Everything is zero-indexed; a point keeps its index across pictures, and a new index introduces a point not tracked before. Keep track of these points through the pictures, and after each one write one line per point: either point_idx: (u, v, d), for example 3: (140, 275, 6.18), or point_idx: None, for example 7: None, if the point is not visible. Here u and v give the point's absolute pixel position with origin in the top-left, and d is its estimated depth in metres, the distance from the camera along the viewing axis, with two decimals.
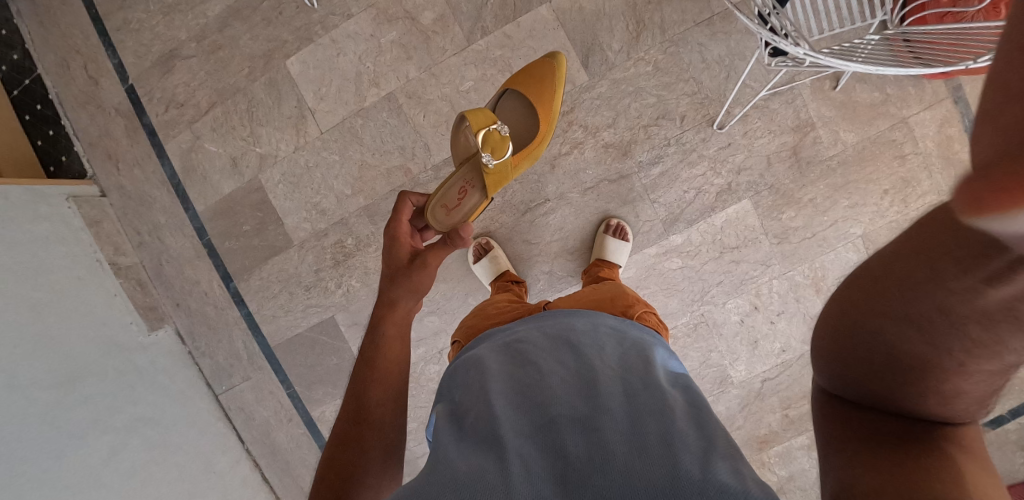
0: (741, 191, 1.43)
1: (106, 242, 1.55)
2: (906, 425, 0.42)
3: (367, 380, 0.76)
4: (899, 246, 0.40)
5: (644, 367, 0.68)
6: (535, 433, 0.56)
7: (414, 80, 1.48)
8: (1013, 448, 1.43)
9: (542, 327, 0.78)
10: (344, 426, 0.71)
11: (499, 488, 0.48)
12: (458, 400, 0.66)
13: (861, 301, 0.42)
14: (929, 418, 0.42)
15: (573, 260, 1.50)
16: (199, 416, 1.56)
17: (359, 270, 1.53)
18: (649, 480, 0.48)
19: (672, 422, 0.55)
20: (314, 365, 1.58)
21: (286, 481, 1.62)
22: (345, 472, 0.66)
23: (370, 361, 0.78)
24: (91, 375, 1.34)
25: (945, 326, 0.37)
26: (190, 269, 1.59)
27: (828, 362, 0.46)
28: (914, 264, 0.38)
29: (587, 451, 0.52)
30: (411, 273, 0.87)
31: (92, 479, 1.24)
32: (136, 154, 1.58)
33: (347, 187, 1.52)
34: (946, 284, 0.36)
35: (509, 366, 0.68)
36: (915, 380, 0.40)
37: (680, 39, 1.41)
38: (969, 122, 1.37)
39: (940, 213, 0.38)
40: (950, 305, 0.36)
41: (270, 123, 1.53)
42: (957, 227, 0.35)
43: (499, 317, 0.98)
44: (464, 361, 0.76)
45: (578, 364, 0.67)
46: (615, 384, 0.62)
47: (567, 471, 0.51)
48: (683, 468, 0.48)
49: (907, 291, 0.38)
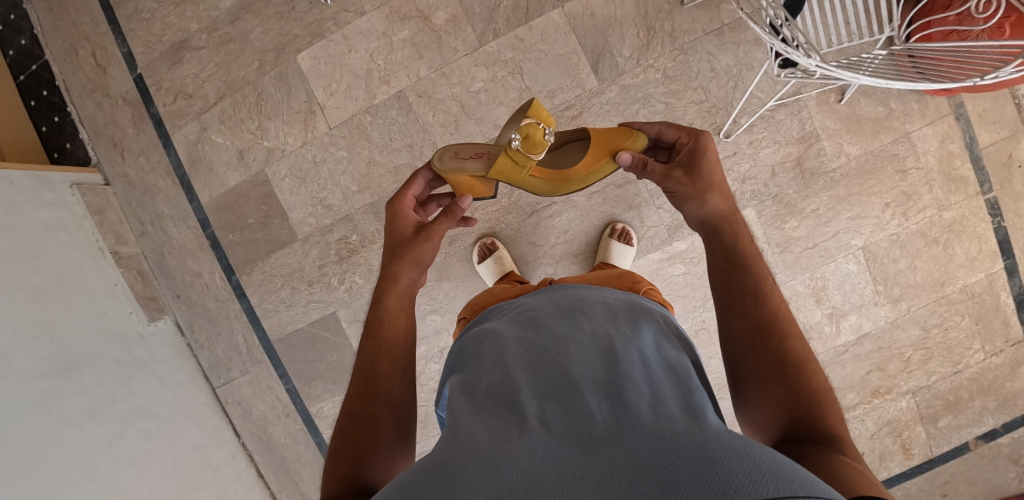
0: (745, 199, 1.45)
1: (108, 231, 1.53)
2: (810, 433, 0.59)
3: (373, 354, 0.74)
4: (743, 311, 0.69)
5: (660, 338, 0.68)
6: (555, 395, 0.57)
7: (425, 79, 1.48)
8: (1006, 462, 1.44)
9: (554, 298, 0.79)
10: (354, 400, 0.71)
11: (523, 453, 0.48)
12: (473, 368, 0.67)
13: (740, 348, 0.68)
14: (822, 425, 0.59)
15: (577, 262, 1.50)
16: (196, 410, 1.54)
17: (363, 267, 1.53)
18: (679, 439, 0.48)
19: (691, 397, 0.56)
20: (314, 361, 1.57)
21: (281, 477, 1.60)
22: (358, 444, 0.67)
23: (374, 334, 0.76)
24: (89, 364, 1.33)
25: (767, 350, 0.66)
26: (192, 260, 1.58)
27: (750, 398, 0.65)
28: (739, 318, 0.69)
29: (610, 415, 0.52)
30: (412, 247, 0.83)
31: (88, 469, 1.23)
32: (142, 143, 1.57)
33: (354, 184, 1.52)
34: (743, 321, 0.69)
35: (523, 332, 0.69)
36: (787, 394, 0.62)
37: (690, 47, 1.43)
38: (969, 139, 1.40)
39: (744, 289, 0.70)
40: (756, 333, 0.67)
41: (278, 117, 1.53)
42: (738, 295, 0.70)
43: (506, 294, 0.99)
44: (477, 333, 0.77)
45: (594, 329, 0.67)
46: (634, 349, 0.63)
47: (593, 430, 0.51)
48: (711, 434, 0.48)
49: (743, 331, 0.68)
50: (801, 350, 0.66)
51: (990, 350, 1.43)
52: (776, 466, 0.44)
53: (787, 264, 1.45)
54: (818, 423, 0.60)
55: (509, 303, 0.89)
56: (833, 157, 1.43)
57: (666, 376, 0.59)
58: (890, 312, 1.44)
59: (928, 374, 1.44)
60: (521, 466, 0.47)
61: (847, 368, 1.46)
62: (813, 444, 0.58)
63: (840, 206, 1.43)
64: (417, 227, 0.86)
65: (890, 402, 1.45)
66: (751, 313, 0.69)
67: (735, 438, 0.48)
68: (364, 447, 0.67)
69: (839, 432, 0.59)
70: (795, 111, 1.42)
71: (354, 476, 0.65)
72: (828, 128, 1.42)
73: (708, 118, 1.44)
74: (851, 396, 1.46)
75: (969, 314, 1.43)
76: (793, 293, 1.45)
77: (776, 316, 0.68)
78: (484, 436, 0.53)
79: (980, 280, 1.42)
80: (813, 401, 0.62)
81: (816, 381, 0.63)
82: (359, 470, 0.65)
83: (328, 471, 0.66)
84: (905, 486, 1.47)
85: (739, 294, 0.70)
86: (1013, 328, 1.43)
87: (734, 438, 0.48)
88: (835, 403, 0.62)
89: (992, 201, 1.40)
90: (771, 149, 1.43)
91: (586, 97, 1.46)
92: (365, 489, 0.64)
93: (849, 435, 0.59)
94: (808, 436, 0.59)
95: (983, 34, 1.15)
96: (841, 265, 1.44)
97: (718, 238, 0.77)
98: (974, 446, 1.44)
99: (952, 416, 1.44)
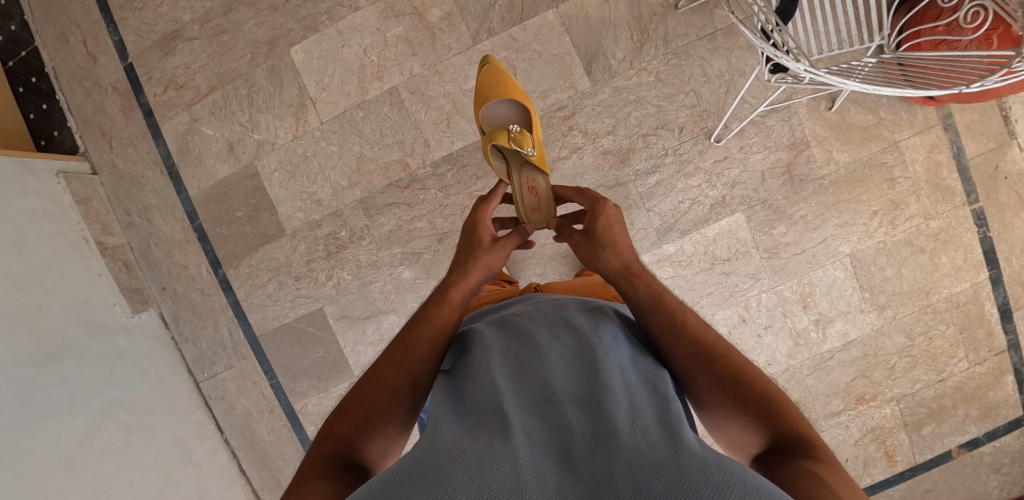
0: (735, 204, 1.44)
1: (94, 221, 1.51)
2: (779, 437, 0.57)
3: (419, 335, 0.71)
4: (669, 348, 0.67)
5: (640, 352, 0.67)
6: (536, 407, 0.56)
7: (418, 76, 1.48)
8: (987, 471, 1.45)
9: (537, 305, 0.78)
10: (383, 369, 0.69)
11: (502, 460, 0.47)
12: (455, 373, 0.66)
13: (686, 380, 0.66)
14: (788, 432, 0.57)
15: (566, 263, 1.50)
16: (179, 404, 1.52)
17: (351, 263, 1.52)
18: (655, 454, 0.47)
19: (671, 408, 0.55)
20: (300, 356, 1.56)
21: (263, 474, 1.58)
22: (365, 412, 0.65)
23: (429, 317, 0.74)
24: (70, 355, 1.31)
25: (706, 373, 0.64)
26: (179, 252, 1.56)
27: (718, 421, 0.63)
28: (671, 357, 0.67)
29: (589, 428, 0.52)
30: (489, 253, 0.84)
31: (66, 461, 1.21)
32: (131, 133, 1.55)
33: (344, 179, 1.52)
34: (673, 357, 0.67)
35: (507, 340, 0.68)
36: (747, 406, 0.60)
37: (683, 52, 1.44)
38: (959, 148, 1.41)
39: (664, 324, 0.69)
40: (689, 363, 0.65)
41: (270, 110, 1.52)
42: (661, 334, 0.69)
43: (492, 296, 0.98)
44: (459, 336, 0.76)
45: (576, 340, 0.66)
46: (614, 361, 0.62)
47: (571, 445, 0.50)
48: (685, 446, 0.47)
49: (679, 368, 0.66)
50: (741, 361, 0.64)
51: (973, 359, 1.45)
52: (748, 482, 0.43)
53: (774, 270, 1.45)
54: (782, 426, 0.58)
55: (493, 308, 0.87)
56: (822, 164, 1.43)
57: (646, 389, 0.59)
58: (875, 320, 1.45)
59: (913, 382, 1.45)
60: (501, 474, 0.46)
61: (833, 374, 1.47)
62: (784, 452, 0.56)
63: (828, 212, 1.44)
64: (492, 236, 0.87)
65: (874, 409, 1.46)
66: (677, 350, 0.67)
67: (709, 452, 0.47)
68: (370, 416, 0.65)
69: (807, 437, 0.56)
70: (785, 118, 1.43)
71: (348, 442, 0.63)
72: (817, 135, 1.43)
73: (700, 122, 1.44)
74: (836, 402, 1.47)
75: (954, 323, 1.44)
76: (780, 297, 1.46)
77: (706, 338, 0.66)
78: (466, 440, 0.52)
79: (965, 290, 1.43)
80: (769, 408, 0.59)
81: (766, 388, 0.61)
82: (360, 437, 0.64)
83: (325, 432, 0.64)
84: (888, 493, 1.47)
85: (662, 332, 0.68)
86: (997, 338, 1.44)
87: (709, 453, 0.47)
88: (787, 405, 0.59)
89: (978, 211, 1.41)
90: (762, 154, 1.44)
91: (579, 98, 1.46)
92: (357, 460, 0.62)
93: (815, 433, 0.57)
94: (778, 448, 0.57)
95: (972, 44, 1.16)
96: (828, 271, 1.45)
97: (625, 288, 0.75)
98: (956, 454, 1.46)
99: (935, 424, 1.45)
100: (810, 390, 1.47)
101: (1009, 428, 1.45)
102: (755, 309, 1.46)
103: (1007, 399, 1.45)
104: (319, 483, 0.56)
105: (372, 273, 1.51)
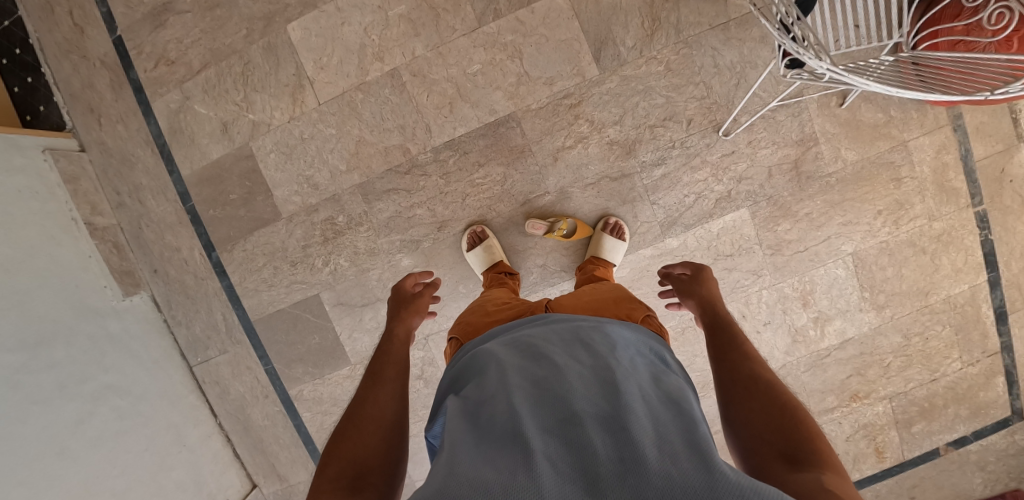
0: (740, 200, 1.43)
1: (82, 201, 1.45)
2: (807, 462, 0.59)
3: (372, 390, 0.77)
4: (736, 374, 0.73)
5: (657, 373, 0.67)
6: (558, 428, 0.54)
7: (421, 58, 1.43)
8: (973, 469, 1.47)
9: (552, 325, 0.77)
10: (357, 423, 0.72)
11: (531, 494, 0.46)
12: (471, 395, 0.64)
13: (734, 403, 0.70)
14: (817, 463, 0.59)
15: (568, 255, 1.49)
16: (173, 389, 1.50)
17: (349, 249, 1.49)
18: (687, 483, 0.46)
19: (696, 430, 0.54)
20: (295, 343, 1.53)
21: (258, 459, 1.57)
22: (352, 465, 0.67)
23: (376, 376, 0.80)
24: (60, 339, 1.26)
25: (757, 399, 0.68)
26: (171, 235, 1.52)
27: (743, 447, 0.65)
28: (732, 380, 0.73)
29: (615, 451, 0.50)
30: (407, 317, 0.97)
31: (57, 447, 1.18)
32: (120, 110, 1.48)
33: (342, 163, 1.47)
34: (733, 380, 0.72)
35: (523, 361, 0.67)
36: (789, 433, 0.63)
37: (695, 41, 1.39)
38: (967, 150, 1.39)
39: (744, 357, 0.75)
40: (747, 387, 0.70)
41: (265, 90, 1.46)
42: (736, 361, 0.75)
43: (500, 314, 0.96)
44: (472, 357, 0.74)
45: (594, 360, 0.65)
46: (634, 383, 0.61)
47: (598, 469, 0.48)
48: (716, 472, 0.46)
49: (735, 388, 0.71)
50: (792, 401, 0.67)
51: (967, 360, 1.46)
52: None
53: (777, 267, 1.44)
54: (811, 454, 0.60)
55: (502, 329, 0.85)
56: (830, 161, 1.41)
57: (668, 411, 0.58)
58: (874, 319, 1.45)
59: (906, 381, 1.46)
60: None
61: (829, 372, 1.47)
62: (805, 471, 0.58)
63: (833, 211, 1.42)
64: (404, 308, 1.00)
65: (867, 406, 1.47)
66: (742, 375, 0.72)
67: (742, 477, 0.46)
68: (361, 460, 0.68)
69: (815, 444, 0.61)
70: (796, 113, 1.40)
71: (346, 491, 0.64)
72: (827, 132, 1.40)
73: (708, 115, 1.41)
74: (830, 399, 1.48)
75: (950, 325, 1.45)
76: (780, 294, 1.45)
77: (769, 375, 0.71)
78: (488, 469, 0.50)
79: (963, 292, 1.43)
80: (806, 438, 0.62)
81: (807, 427, 0.64)
82: (358, 480, 0.65)
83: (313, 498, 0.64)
84: (875, 488, 1.50)
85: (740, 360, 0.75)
86: (991, 340, 1.45)
87: (740, 479, 0.46)
88: (808, 416, 0.64)
89: (981, 214, 1.41)
90: (769, 150, 1.41)
91: (586, 86, 1.42)
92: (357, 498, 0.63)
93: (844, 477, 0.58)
94: (800, 467, 0.58)
95: (991, 46, 1.13)
96: (830, 270, 1.44)
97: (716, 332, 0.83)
98: (944, 452, 1.47)
99: (925, 423, 1.47)
100: (805, 386, 1.48)
101: (997, 428, 1.47)
102: (755, 305, 1.46)
103: (996, 400, 1.46)
104: None
105: (370, 260, 1.49)
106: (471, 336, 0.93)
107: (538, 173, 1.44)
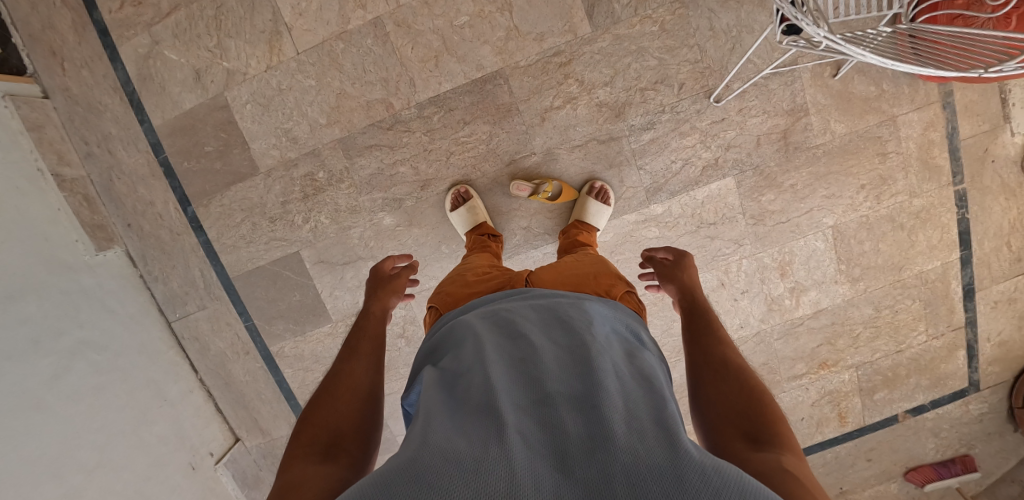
0: (727, 168, 1.42)
1: (48, 150, 1.39)
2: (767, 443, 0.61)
3: (348, 362, 0.78)
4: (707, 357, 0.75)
5: (631, 350, 0.67)
6: (531, 406, 0.55)
7: (405, 7, 1.35)
8: (927, 434, 1.54)
9: (531, 301, 0.77)
10: (331, 392, 0.73)
11: (500, 464, 0.47)
12: (447, 368, 0.65)
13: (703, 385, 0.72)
14: (777, 445, 0.61)
15: (552, 218, 1.47)
16: (151, 345, 1.49)
17: (329, 206, 1.46)
18: (652, 459, 0.47)
19: (665, 408, 0.55)
20: (276, 299, 1.52)
21: (240, 413, 1.59)
22: (325, 429, 0.68)
23: (352, 349, 0.81)
24: (30, 293, 1.23)
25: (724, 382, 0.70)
26: (144, 188, 1.47)
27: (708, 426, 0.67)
28: (704, 363, 0.74)
29: (584, 430, 0.51)
30: (384, 298, 0.95)
31: (35, 401, 1.17)
32: (84, 53, 1.40)
33: (322, 116, 1.42)
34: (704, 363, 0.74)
35: (500, 337, 0.67)
36: (751, 416, 0.65)
37: (692, 1, 1.34)
38: (954, 127, 1.38)
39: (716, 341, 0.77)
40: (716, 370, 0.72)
41: (240, 36, 1.38)
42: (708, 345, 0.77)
43: (481, 287, 0.96)
44: (449, 331, 0.74)
45: (570, 339, 0.66)
46: (608, 360, 0.62)
47: (567, 447, 0.50)
48: (680, 448, 0.48)
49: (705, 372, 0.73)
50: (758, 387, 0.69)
51: (932, 334, 1.51)
52: (742, 490, 0.44)
53: (758, 237, 1.45)
54: (773, 436, 0.62)
55: (481, 302, 0.85)
56: (819, 133, 1.40)
57: (640, 388, 0.59)
58: (847, 291, 1.49)
59: (873, 351, 1.51)
60: (501, 480, 0.45)
61: (800, 340, 1.52)
62: (765, 452, 0.60)
63: (818, 183, 1.42)
64: (381, 286, 0.97)
65: (834, 374, 1.53)
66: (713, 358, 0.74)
67: (705, 456, 0.48)
68: (335, 426, 0.69)
69: (777, 427, 0.63)
70: (789, 82, 1.37)
71: (318, 455, 0.65)
72: (818, 103, 1.38)
73: (701, 80, 1.37)
74: (799, 366, 1.53)
75: (920, 299, 1.48)
76: (759, 264, 1.47)
77: (739, 361, 0.73)
78: (460, 440, 0.51)
79: (935, 268, 1.46)
80: (770, 421, 0.64)
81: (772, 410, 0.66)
82: (331, 445, 0.66)
83: (287, 460, 0.65)
84: (835, 451, 1.57)
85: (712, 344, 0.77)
86: (956, 315, 1.49)
87: (704, 457, 0.48)
88: (773, 401, 0.66)
89: (961, 193, 1.42)
90: (759, 119, 1.39)
91: (577, 44, 1.37)
92: (331, 460, 0.64)
93: (801, 460, 0.60)
94: (761, 448, 0.61)
95: (990, 23, 1.10)
96: (809, 242, 1.45)
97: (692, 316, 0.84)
98: (902, 418, 1.54)
99: (887, 391, 1.54)
100: (777, 353, 1.52)
101: (953, 398, 1.53)
102: (735, 274, 1.48)
103: (955, 371, 1.52)
104: (320, 468, 0.62)
105: (352, 218, 1.47)
106: (451, 308, 0.93)
107: (525, 133, 1.41)
